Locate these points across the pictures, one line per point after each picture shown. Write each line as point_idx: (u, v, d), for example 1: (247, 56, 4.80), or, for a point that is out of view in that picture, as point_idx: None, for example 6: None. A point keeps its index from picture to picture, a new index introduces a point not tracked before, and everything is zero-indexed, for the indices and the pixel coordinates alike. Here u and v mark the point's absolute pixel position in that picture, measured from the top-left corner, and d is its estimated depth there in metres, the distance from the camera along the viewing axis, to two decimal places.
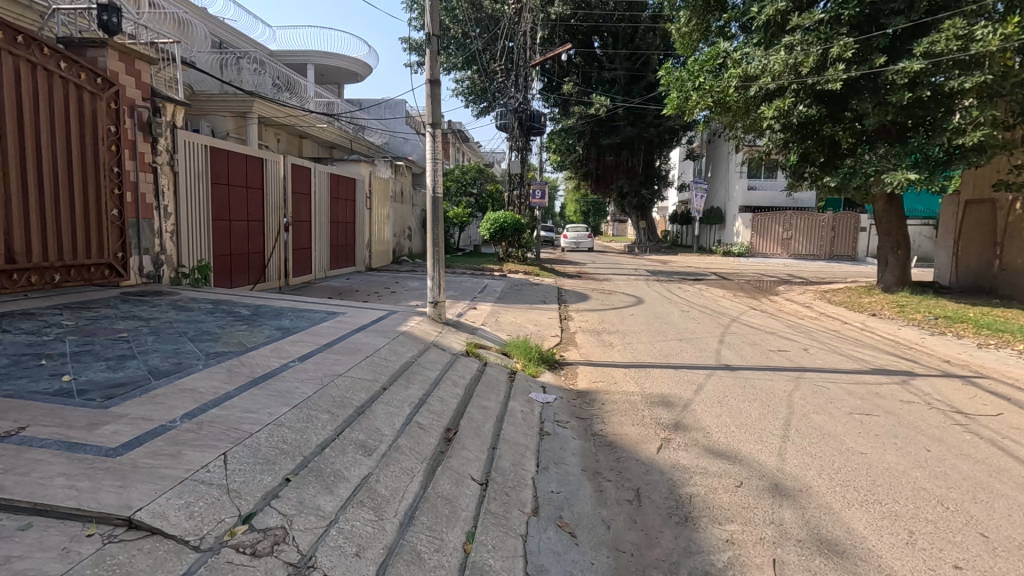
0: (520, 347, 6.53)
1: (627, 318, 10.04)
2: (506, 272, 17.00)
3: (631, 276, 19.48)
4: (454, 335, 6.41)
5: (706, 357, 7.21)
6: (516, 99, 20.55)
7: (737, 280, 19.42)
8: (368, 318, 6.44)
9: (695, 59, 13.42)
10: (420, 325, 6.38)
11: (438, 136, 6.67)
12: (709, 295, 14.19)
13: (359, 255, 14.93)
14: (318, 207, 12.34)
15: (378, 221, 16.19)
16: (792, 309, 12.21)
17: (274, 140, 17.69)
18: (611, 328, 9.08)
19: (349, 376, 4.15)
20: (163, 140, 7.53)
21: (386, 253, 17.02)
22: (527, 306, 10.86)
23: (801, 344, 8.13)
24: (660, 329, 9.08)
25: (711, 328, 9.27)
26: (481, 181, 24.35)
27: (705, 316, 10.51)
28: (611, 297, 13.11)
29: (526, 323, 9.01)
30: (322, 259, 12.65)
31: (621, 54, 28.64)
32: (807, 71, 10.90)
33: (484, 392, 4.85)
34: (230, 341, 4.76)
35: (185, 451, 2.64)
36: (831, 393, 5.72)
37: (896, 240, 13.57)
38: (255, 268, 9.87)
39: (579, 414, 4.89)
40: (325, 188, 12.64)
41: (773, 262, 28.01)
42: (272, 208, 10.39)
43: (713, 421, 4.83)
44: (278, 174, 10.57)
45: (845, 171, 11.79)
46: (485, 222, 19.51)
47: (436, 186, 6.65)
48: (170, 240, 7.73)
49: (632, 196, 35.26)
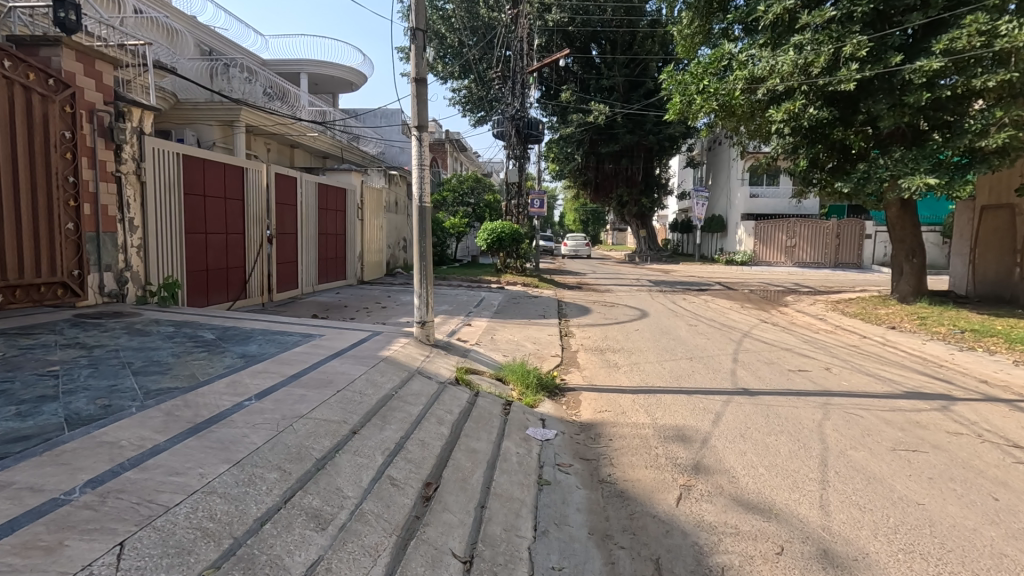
0: (518, 373, 5.87)
1: (632, 334, 9.41)
2: (503, 284, 16.41)
3: (634, 287, 18.88)
4: (443, 359, 5.79)
5: (721, 380, 6.58)
6: (513, 106, 20.07)
7: (743, 290, 18.82)
8: (348, 341, 5.80)
9: (698, 61, 12.91)
10: (406, 348, 5.75)
11: (425, 140, 6.08)
12: (716, 307, 13.57)
13: (351, 268, 14.32)
14: (305, 219, 11.77)
15: (371, 233, 15.59)
16: (805, 321, 11.60)
17: (264, 150, 17.19)
18: (615, 345, 8.46)
19: (313, 418, 3.52)
20: (128, 147, 6.96)
21: (380, 265, 16.46)
22: (526, 321, 10.25)
23: (822, 363, 7.50)
24: (669, 346, 8.45)
25: (723, 345, 8.65)
26: (478, 191, 23.83)
27: (715, 331, 9.89)
28: (614, 310, 12.50)
29: (524, 341, 8.40)
30: (310, 273, 12.05)
31: (619, 61, 28.28)
32: (818, 72, 10.37)
33: (475, 430, 4.22)
34: (180, 374, 4.15)
35: (68, 542, 2.00)
36: (866, 423, 5.09)
37: (911, 248, 12.98)
38: (234, 284, 9.26)
39: (583, 454, 4.26)
40: (313, 199, 12.08)
41: (777, 270, 27.46)
42: (254, 220, 9.80)
43: (738, 461, 4.19)
44: (260, 184, 9.98)
45: (858, 176, 11.23)
46: (482, 232, 18.95)
47: (423, 195, 6.06)
48: (136, 255, 7.15)
49: (632, 204, 34.80)
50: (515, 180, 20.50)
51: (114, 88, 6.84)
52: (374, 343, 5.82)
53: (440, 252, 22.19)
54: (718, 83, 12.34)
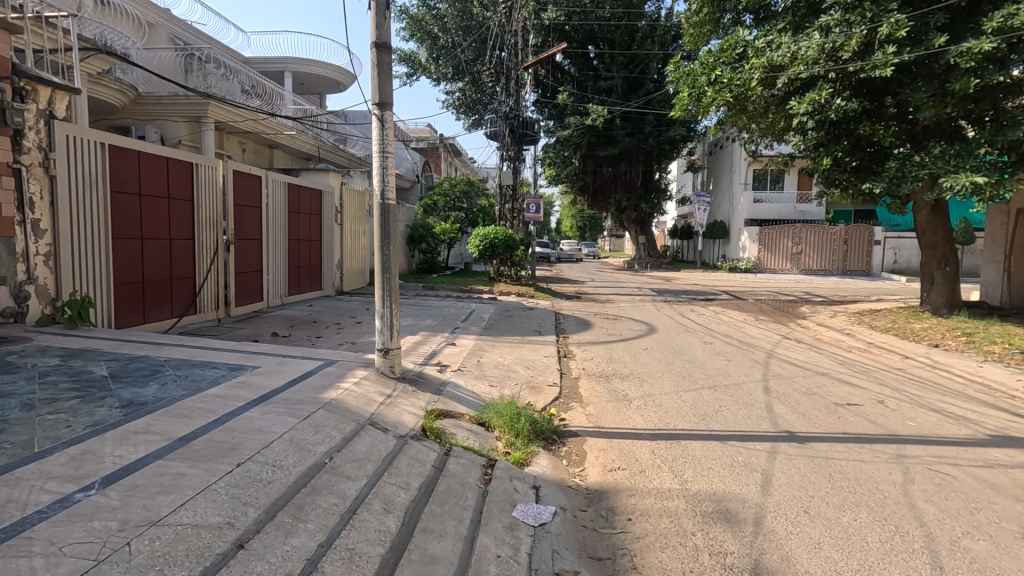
0: (506, 417, 4.63)
1: (641, 355, 8.15)
2: (497, 295, 15.16)
3: (636, 296, 17.66)
4: (410, 400, 4.53)
5: (757, 419, 5.32)
6: (507, 105, 18.86)
7: (753, 300, 17.59)
8: (286, 376, 4.51)
9: (708, 51, 11.74)
10: (363, 386, 4.48)
11: (388, 122, 4.84)
12: (730, 321, 12.35)
13: (327, 278, 13.04)
14: (273, 224, 10.54)
15: (352, 238, 14.33)
16: (831, 337, 10.39)
17: (239, 150, 16.02)
18: (623, 371, 7.19)
19: (172, 525, 2.24)
20: (31, 133, 5.77)
21: (363, 274, 15.24)
22: (519, 339, 9.01)
23: (872, 393, 6.26)
24: (685, 371, 7.19)
25: (749, 369, 7.40)
26: (472, 195, 22.51)
27: (735, 350, 8.64)
28: (617, 324, 11.26)
29: (516, 366, 7.13)
30: (278, 284, 10.76)
31: (618, 62, 27.22)
32: (848, 56, 9.23)
33: (439, 517, 2.95)
34: (10, 440, 2.87)
35: None
36: (967, 488, 3.83)
37: (943, 254, 11.81)
38: (181, 298, 8.01)
39: (593, 552, 3.00)
40: (282, 201, 10.87)
41: (783, 278, 26.37)
42: (207, 223, 8.55)
43: (814, 559, 2.94)
44: (215, 182, 8.73)
45: (890, 174, 10.08)
46: (474, 237, 17.72)
47: (387, 189, 4.83)
48: (45, 265, 5.92)
49: (631, 209, 33.65)
50: (509, 183, 19.27)
51: (12, 61, 5.68)
52: (321, 379, 4.54)
53: (430, 259, 21.09)
54: (732, 73, 11.16)
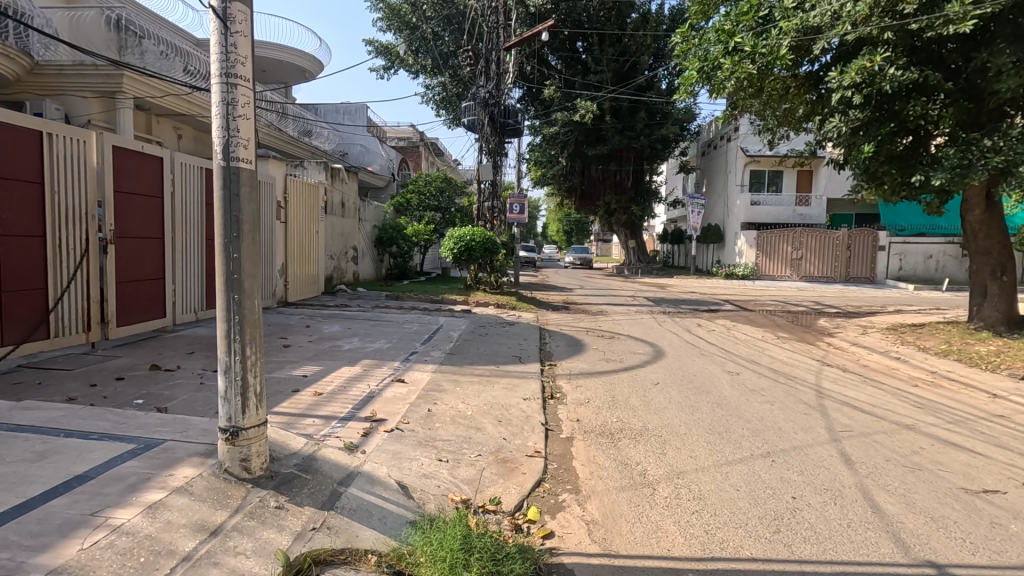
0: (445, 563, 2.47)
1: (654, 396, 6.05)
2: (472, 306, 13.07)
3: (632, 307, 15.68)
4: (257, 538, 2.35)
5: (865, 530, 3.26)
6: (486, 90, 16.65)
7: (763, 312, 15.68)
8: (15, 491, 2.36)
9: (726, 13, 9.74)
10: (159, 515, 2.31)
11: (237, 21, 2.67)
12: (747, 340, 10.36)
13: (266, 286, 10.77)
14: (183, 221, 8.34)
15: (301, 239, 12.11)
16: (878, 363, 8.45)
17: (173, 136, 13.78)
18: (634, 425, 5.12)
19: None
20: None
21: (315, 282, 13.02)
22: (492, 371, 6.88)
23: (1003, 468, 4.23)
24: (719, 425, 5.13)
25: (806, 420, 5.34)
26: (449, 193, 20.33)
27: (775, 388, 6.58)
28: (614, 345, 9.17)
29: (482, 419, 4.98)
30: (189, 295, 8.57)
31: (608, 55, 25.39)
32: (911, 10, 7.44)
33: None
34: None
35: None
36: None
37: (999, 262, 9.95)
38: (23, 316, 5.86)
39: None
40: (198, 192, 8.67)
41: (784, 285, 24.66)
42: (71, 217, 6.35)
43: None
44: (85, 161, 6.54)
45: (953, 162, 8.26)
46: (448, 239, 15.53)
47: (235, 143, 2.69)
48: None
49: (620, 212, 31.76)
50: (490, 181, 17.11)
51: None
52: (83, 497, 2.37)
53: (401, 264, 19.03)
54: (756, 38, 9.24)
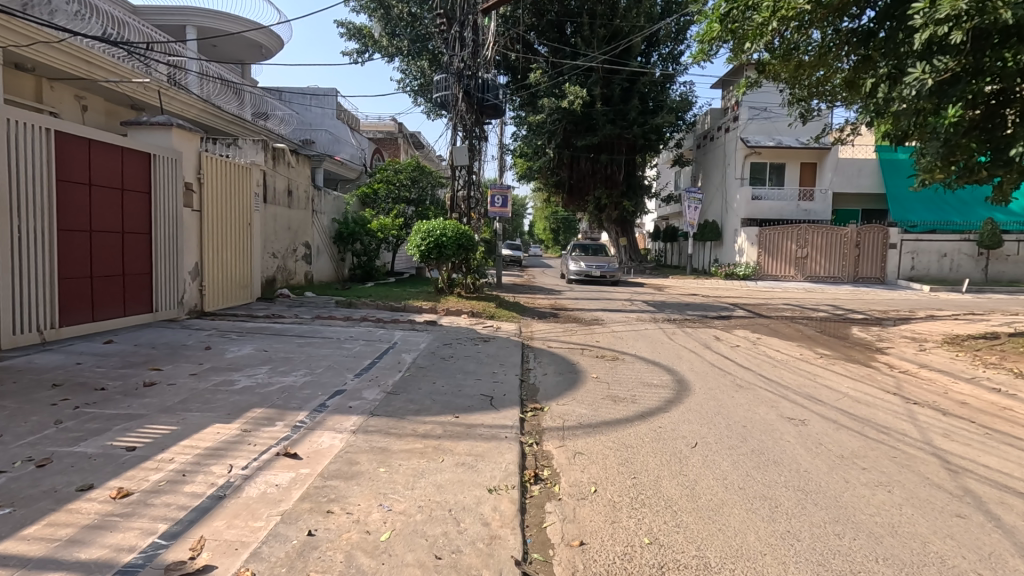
0: None
1: (701, 480, 3.75)
2: (442, 315, 10.73)
3: (631, 314, 13.43)
4: None
5: None
6: (459, 59, 14.15)
7: (782, 318, 13.52)
8: None
9: None
10: None
11: None
12: (785, 360, 8.14)
13: (166, 293, 8.29)
14: (13, 200, 5.88)
15: (224, 231, 9.61)
16: (975, 397, 6.27)
17: (75, 106, 11.25)
18: (688, 560, 2.80)
19: None
20: None
21: (246, 286, 10.54)
22: (447, 427, 4.53)
23: None
24: (836, 556, 2.85)
25: (974, 538, 3.07)
26: (423, 183, 17.77)
27: (876, 455, 4.30)
28: (620, 373, 6.87)
29: (405, 560, 2.64)
30: (29, 308, 6.14)
31: (599, 36, 23.23)
32: None
33: None
34: None
35: None
36: None
37: None
38: None
39: None
40: (44, 163, 6.25)
41: (790, 287, 22.65)
42: None
43: None
44: None
45: None
46: (414, 234, 13.09)
47: None
48: None
49: (611, 209, 28.92)
50: (465, 169, 14.65)
51: None
52: None
53: (366, 263, 16.63)
54: None
